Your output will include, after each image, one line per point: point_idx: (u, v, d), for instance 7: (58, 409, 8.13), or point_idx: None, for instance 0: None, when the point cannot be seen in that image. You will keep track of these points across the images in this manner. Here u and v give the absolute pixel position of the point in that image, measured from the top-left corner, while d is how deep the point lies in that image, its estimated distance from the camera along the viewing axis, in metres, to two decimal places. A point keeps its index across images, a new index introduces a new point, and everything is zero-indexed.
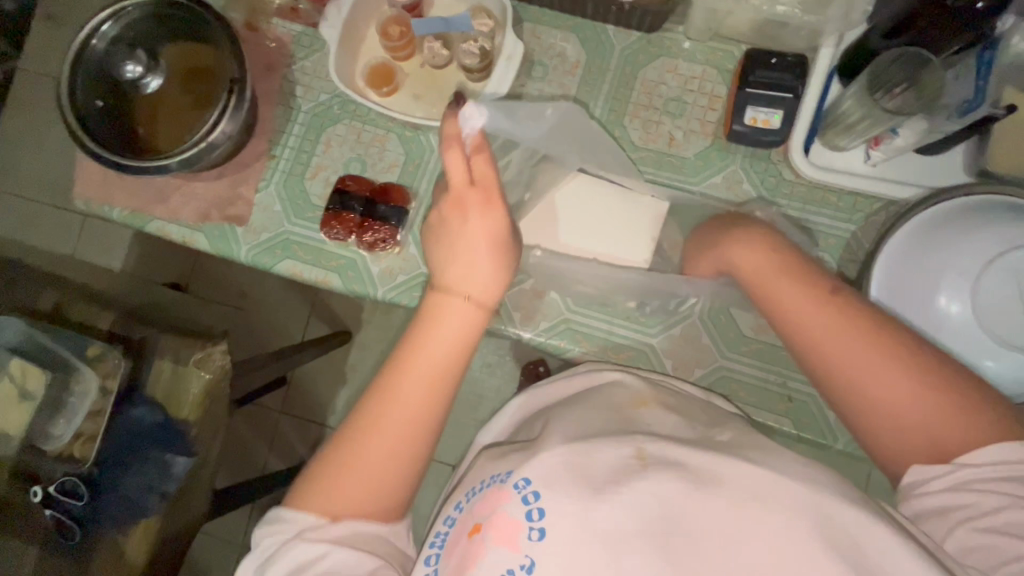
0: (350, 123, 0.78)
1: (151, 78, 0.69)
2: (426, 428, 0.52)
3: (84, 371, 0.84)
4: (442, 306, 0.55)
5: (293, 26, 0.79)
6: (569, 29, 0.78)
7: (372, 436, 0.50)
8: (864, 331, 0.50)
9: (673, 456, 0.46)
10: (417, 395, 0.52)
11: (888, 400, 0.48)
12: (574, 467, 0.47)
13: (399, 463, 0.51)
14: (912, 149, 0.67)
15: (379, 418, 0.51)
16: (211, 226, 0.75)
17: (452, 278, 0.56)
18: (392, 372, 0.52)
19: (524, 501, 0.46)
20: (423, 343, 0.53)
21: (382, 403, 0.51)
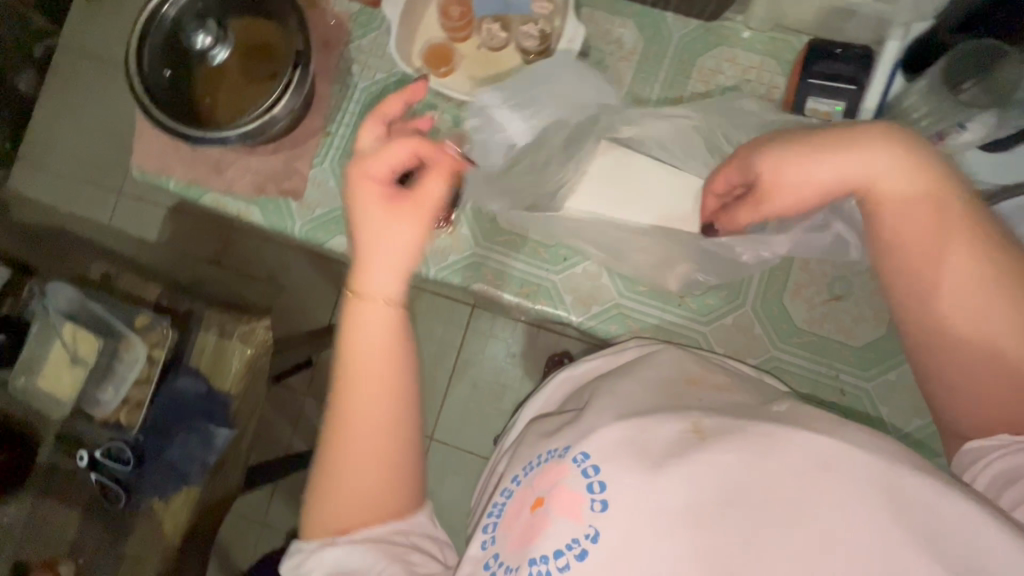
0: (405, 103, 0.78)
1: (219, 49, 0.69)
2: (398, 438, 0.45)
3: (132, 340, 0.86)
4: (355, 320, 0.43)
5: (351, 4, 0.79)
6: (627, 15, 0.78)
7: (347, 451, 0.45)
8: (969, 253, 0.44)
9: (727, 427, 0.42)
10: (374, 409, 0.44)
11: (989, 336, 0.43)
12: (632, 441, 0.44)
13: (383, 479, 0.46)
14: (978, 145, 0.66)
15: (344, 449, 0.45)
16: (266, 200, 0.76)
17: (372, 286, 0.44)
18: (338, 407, 0.44)
19: (586, 474, 0.43)
20: (354, 352, 0.44)
21: (339, 430, 0.45)
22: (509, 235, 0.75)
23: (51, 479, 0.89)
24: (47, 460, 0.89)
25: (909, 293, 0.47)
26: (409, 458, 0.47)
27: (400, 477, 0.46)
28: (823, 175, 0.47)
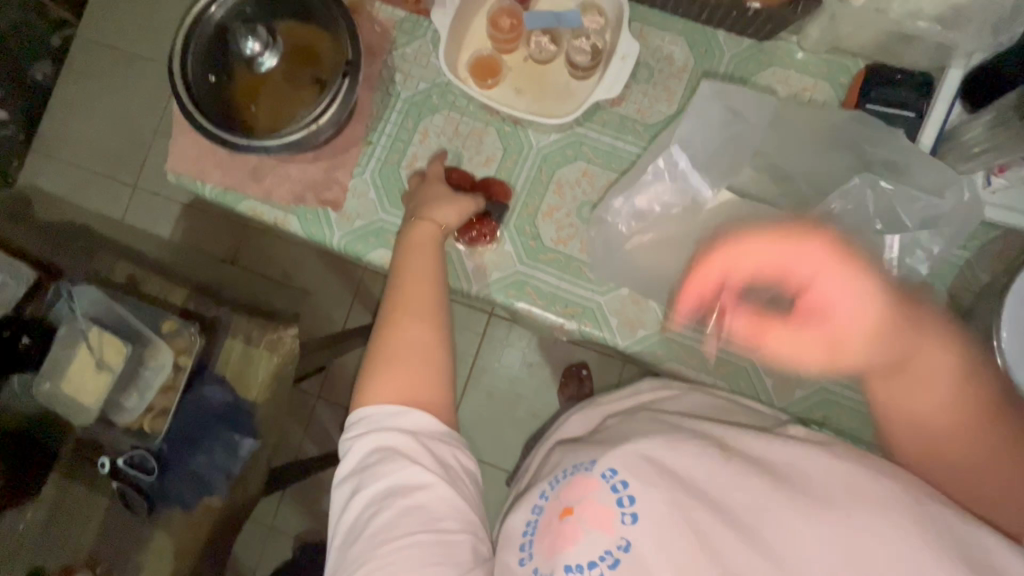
0: (448, 114, 0.76)
1: (267, 56, 0.66)
2: (437, 345, 0.54)
3: (161, 347, 0.84)
4: (414, 234, 0.61)
5: (396, 11, 0.77)
6: (678, 32, 0.76)
7: (393, 352, 0.53)
8: (926, 337, 0.50)
9: (754, 455, 0.46)
10: (420, 302, 0.56)
11: (933, 420, 0.49)
12: (656, 464, 0.47)
13: (421, 369, 0.53)
14: None
15: (395, 332, 0.54)
16: (305, 209, 0.75)
17: (431, 213, 0.63)
18: (391, 301, 0.56)
19: (614, 489, 0.46)
20: (407, 269, 0.58)
21: (395, 318, 0.55)
22: (553, 254, 0.73)
23: (70, 485, 0.87)
24: (66, 466, 0.87)
25: (887, 389, 0.52)
26: (445, 362, 0.54)
27: (435, 373, 0.53)
28: (766, 254, 0.55)
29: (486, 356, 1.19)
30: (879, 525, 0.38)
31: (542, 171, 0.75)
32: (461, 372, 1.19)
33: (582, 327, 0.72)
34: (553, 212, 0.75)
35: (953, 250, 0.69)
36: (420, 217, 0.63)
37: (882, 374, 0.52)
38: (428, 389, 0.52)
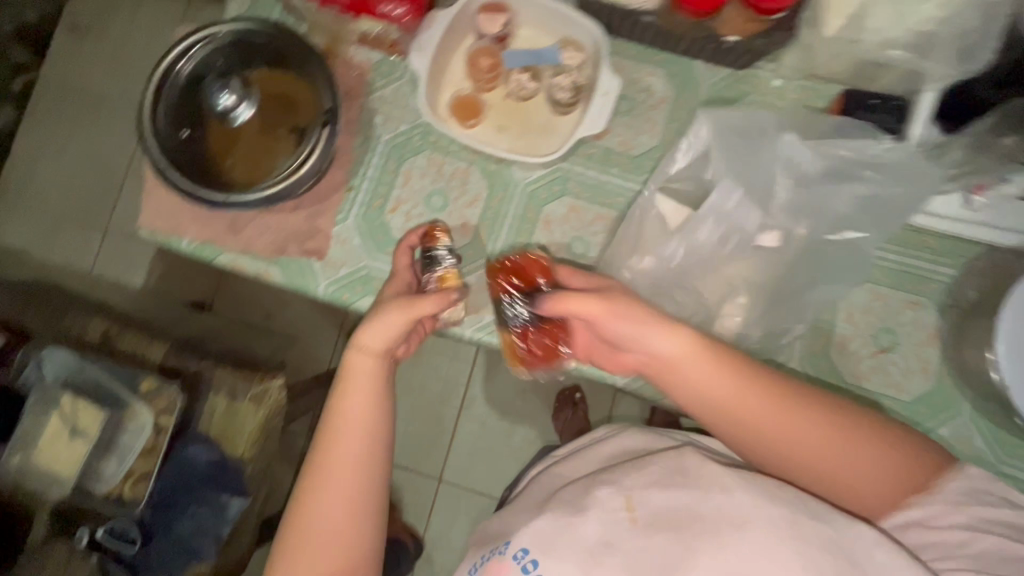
0: (430, 155, 0.75)
1: (243, 108, 0.65)
2: (364, 472, 0.56)
3: (139, 407, 0.79)
4: (351, 375, 0.58)
5: (373, 52, 0.76)
6: (656, 64, 0.76)
7: (332, 485, 0.55)
8: (693, 343, 0.55)
9: (659, 505, 0.51)
10: (337, 512, 0.55)
11: (798, 448, 0.53)
12: (562, 529, 0.52)
13: (340, 530, 0.55)
14: (1018, 196, 0.65)
15: (295, 553, 0.54)
16: (287, 259, 0.72)
17: (367, 338, 0.59)
18: (322, 439, 0.57)
19: (525, 568, 0.52)
20: (347, 398, 0.57)
21: (319, 463, 0.56)
22: None
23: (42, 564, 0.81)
24: (40, 544, 0.81)
25: (746, 420, 0.54)
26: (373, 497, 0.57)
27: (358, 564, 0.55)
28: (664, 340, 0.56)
29: (478, 388, 1.16)
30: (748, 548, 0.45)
31: (529, 209, 0.75)
32: (453, 407, 1.16)
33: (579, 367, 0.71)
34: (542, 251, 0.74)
35: (939, 267, 0.70)
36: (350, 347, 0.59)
37: (755, 416, 0.53)
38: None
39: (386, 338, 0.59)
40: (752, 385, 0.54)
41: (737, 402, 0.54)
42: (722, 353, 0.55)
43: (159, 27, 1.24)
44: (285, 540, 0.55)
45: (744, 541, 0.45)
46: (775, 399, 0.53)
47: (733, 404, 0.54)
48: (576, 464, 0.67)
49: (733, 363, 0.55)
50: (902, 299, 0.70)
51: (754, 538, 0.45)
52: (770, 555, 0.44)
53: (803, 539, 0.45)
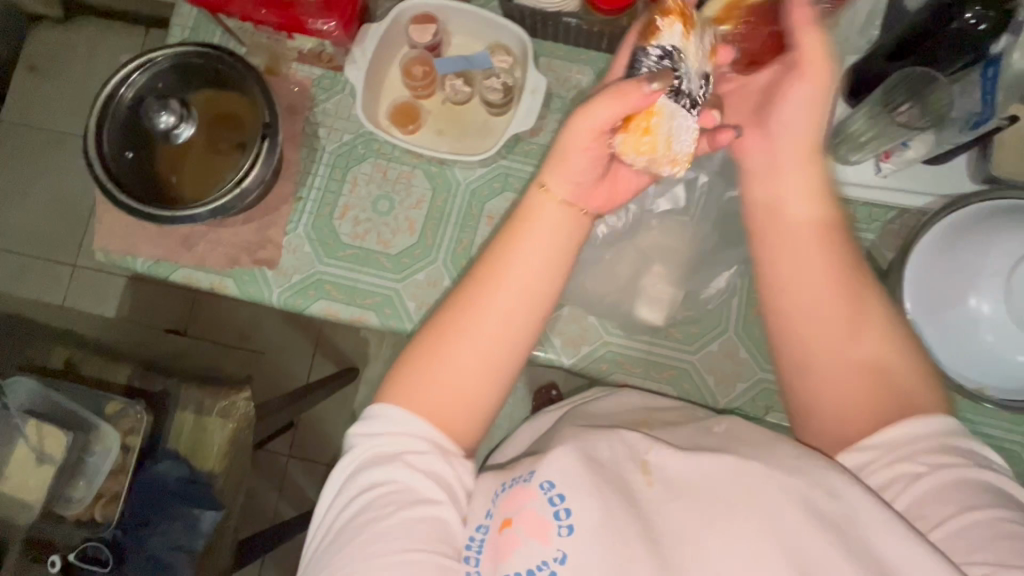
0: (374, 162, 0.78)
1: (183, 127, 0.67)
2: (505, 327, 0.50)
3: (106, 429, 0.80)
4: (532, 213, 0.52)
5: (313, 68, 0.79)
6: (585, 61, 0.80)
7: (468, 325, 0.50)
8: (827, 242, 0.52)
9: (678, 469, 0.46)
10: (489, 333, 0.50)
11: (816, 353, 0.50)
12: (592, 468, 0.46)
13: (473, 372, 0.50)
14: (920, 161, 0.70)
15: (445, 345, 0.50)
16: (240, 271, 0.75)
17: (557, 179, 0.51)
18: (490, 262, 0.51)
19: (551, 501, 0.45)
20: (524, 244, 0.51)
21: (470, 298, 0.50)
22: None
23: None
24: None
25: (807, 314, 0.51)
26: (518, 348, 0.52)
27: (467, 406, 0.50)
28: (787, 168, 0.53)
29: None
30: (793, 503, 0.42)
31: (472, 207, 0.78)
32: None
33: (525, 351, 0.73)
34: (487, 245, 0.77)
35: (859, 233, 0.74)
36: (536, 182, 0.52)
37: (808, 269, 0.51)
38: (457, 411, 0.50)
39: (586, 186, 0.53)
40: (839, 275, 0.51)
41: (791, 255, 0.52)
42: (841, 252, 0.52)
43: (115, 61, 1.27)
44: (426, 343, 0.51)
45: (758, 510, 0.41)
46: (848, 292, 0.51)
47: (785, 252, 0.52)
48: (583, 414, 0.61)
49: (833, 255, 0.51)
50: None
51: (773, 504, 0.41)
52: (794, 526, 0.41)
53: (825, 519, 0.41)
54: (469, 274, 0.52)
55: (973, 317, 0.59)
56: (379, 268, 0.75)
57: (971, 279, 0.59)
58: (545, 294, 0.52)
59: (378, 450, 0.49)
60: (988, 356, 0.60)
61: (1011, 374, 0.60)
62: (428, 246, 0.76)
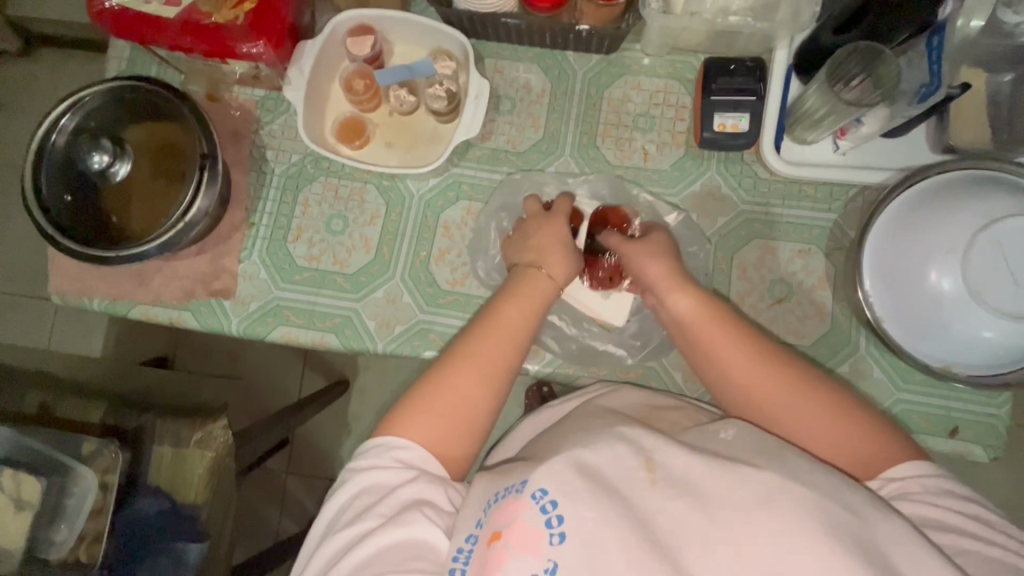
0: (325, 181, 0.77)
1: (119, 165, 0.66)
2: (502, 364, 0.55)
3: (81, 470, 0.79)
4: (526, 287, 0.61)
5: (254, 91, 0.78)
6: (530, 60, 0.78)
7: (470, 362, 0.55)
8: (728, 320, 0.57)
9: (687, 471, 0.44)
10: (487, 369, 0.55)
11: (789, 413, 0.52)
12: (589, 474, 0.44)
13: (467, 406, 0.53)
14: (878, 135, 0.69)
15: (450, 376, 0.54)
16: (197, 303, 0.74)
17: (543, 257, 0.63)
18: (488, 312, 0.59)
19: (543, 509, 0.43)
20: (510, 304, 0.59)
21: (468, 341, 0.56)
22: (452, 296, 0.74)
23: None
24: None
25: (752, 389, 0.54)
26: (510, 381, 0.56)
27: (466, 432, 0.53)
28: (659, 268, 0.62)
29: None
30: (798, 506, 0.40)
31: (427, 219, 0.76)
32: None
33: None
34: (445, 255, 0.75)
35: (821, 214, 0.73)
36: (533, 266, 0.62)
37: (740, 369, 0.54)
38: (457, 442, 0.53)
39: (568, 268, 0.63)
40: (763, 363, 0.54)
41: (719, 362, 0.56)
42: (755, 337, 0.56)
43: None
44: (431, 380, 0.54)
45: (770, 519, 0.40)
46: (774, 376, 0.53)
47: (720, 363, 0.56)
48: (578, 416, 0.59)
49: (735, 328, 0.56)
50: (790, 249, 0.73)
51: (784, 518, 0.40)
52: (800, 539, 0.39)
53: (834, 529, 0.39)
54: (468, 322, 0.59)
55: (934, 295, 0.57)
56: (336, 289, 0.74)
57: (928, 256, 0.58)
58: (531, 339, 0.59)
59: (377, 473, 0.51)
60: (956, 332, 0.58)
61: (979, 352, 0.58)
62: (384, 263, 0.75)
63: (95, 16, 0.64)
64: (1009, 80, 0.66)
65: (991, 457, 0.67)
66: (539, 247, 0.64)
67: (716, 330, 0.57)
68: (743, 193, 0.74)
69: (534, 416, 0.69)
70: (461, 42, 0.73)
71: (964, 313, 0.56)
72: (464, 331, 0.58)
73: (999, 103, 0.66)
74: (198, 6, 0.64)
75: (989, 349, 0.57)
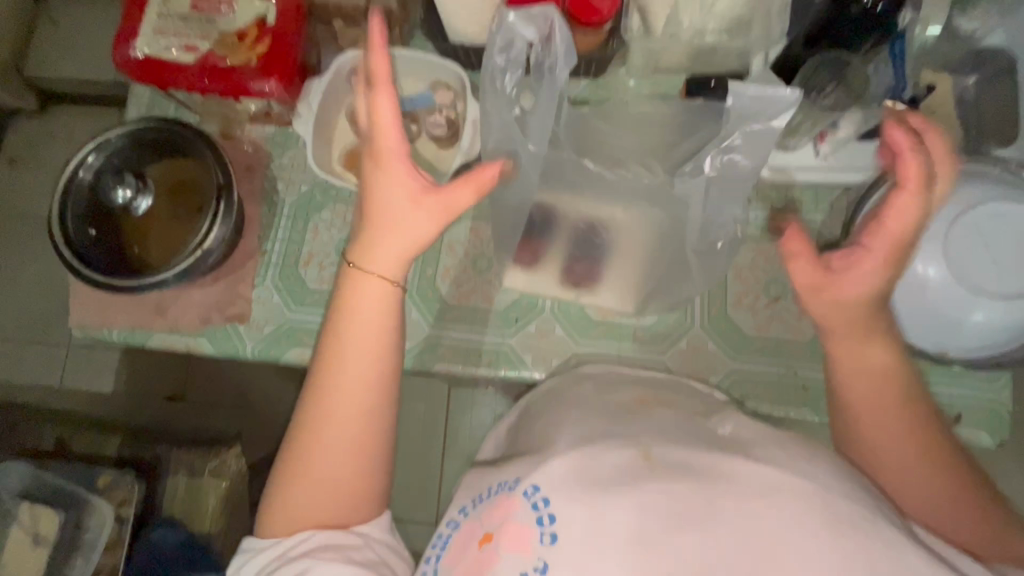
0: (334, 208, 0.81)
1: (141, 199, 0.70)
2: (361, 422, 0.49)
3: (98, 503, 0.80)
4: (355, 292, 0.49)
5: (265, 127, 0.83)
6: None
7: (324, 430, 0.48)
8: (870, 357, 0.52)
9: (676, 458, 0.45)
10: (348, 418, 0.49)
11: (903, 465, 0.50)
12: (585, 470, 0.45)
13: (333, 473, 0.49)
14: (856, 138, 0.72)
15: (313, 436, 0.49)
16: (213, 329, 0.76)
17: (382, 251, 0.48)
18: (331, 346, 0.49)
19: (535, 506, 0.44)
20: (350, 332, 0.49)
21: (322, 400, 0.49)
22: (459, 310, 0.76)
23: None
24: None
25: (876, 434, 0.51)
26: (383, 419, 0.50)
27: (345, 496, 0.50)
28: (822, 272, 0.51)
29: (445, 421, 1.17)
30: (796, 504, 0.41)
31: None
32: None
33: (499, 371, 0.75)
34: (450, 271, 0.78)
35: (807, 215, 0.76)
36: (356, 268, 0.49)
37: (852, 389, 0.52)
38: (336, 506, 0.50)
39: (394, 241, 0.48)
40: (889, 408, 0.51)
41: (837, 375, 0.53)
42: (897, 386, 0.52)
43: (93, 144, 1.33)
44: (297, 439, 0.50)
45: (767, 510, 0.40)
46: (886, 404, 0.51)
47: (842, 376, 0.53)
48: (580, 403, 0.59)
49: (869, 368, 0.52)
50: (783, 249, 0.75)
51: (776, 517, 0.40)
52: (801, 536, 0.39)
53: (832, 524, 0.40)
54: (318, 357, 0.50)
55: (920, 282, 0.59)
56: None
57: (912, 245, 0.60)
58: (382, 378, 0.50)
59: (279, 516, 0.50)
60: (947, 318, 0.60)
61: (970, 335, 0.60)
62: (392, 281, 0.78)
63: (121, 65, 0.70)
64: (973, 81, 0.71)
65: (999, 441, 0.68)
66: (374, 210, 0.49)
67: (841, 333, 0.52)
68: None
69: (532, 399, 0.69)
70: (517, 37, 0.58)
71: (954, 299, 0.58)
72: (313, 377, 0.50)
73: (965, 102, 0.71)
74: (215, 52, 0.70)
75: (982, 334, 0.59)
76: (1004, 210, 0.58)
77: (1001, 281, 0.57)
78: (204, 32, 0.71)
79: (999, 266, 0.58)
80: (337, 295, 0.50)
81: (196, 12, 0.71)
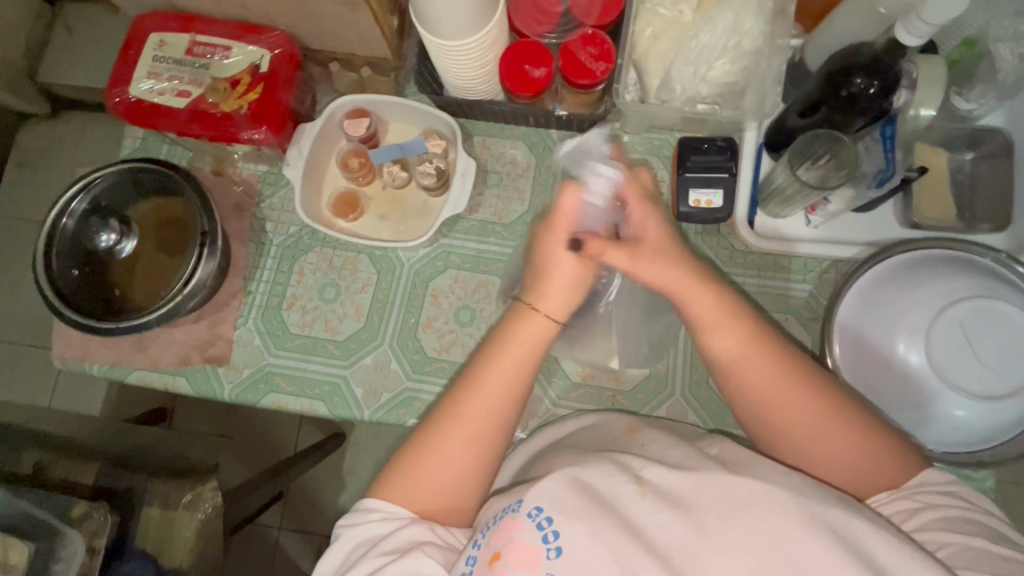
0: (320, 251, 0.80)
1: (125, 242, 0.71)
2: (494, 441, 0.53)
3: (69, 533, 0.77)
4: (518, 327, 0.55)
5: (257, 166, 0.83)
6: (516, 137, 0.82)
7: (461, 429, 0.52)
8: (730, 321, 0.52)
9: (671, 485, 0.44)
10: (477, 432, 0.53)
11: (805, 431, 0.50)
12: (585, 489, 0.45)
13: (462, 480, 0.52)
14: (848, 211, 0.72)
15: (440, 449, 0.52)
16: (192, 369, 0.77)
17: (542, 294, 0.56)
18: (478, 369, 0.54)
19: (540, 527, 0.43)
20: (500, 361, 0.54)
21: (464, 415, 0.53)
22: (438, 363, 0.76)
23: None
24: None
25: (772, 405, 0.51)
26: (501, 445, 0.54)
27: (464, 500, 0.53)
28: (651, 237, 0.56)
29: None
30: (788, 507, 0.41)
31: (416, 288, 0.79)
32: None
33: None
34: (432, 322, 0.77)
35: (797, 284, 0.74)
36: (526, 304, 0.56)
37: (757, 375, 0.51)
38: (448, 503, 0.52)
39: (557, 292, 0.56)
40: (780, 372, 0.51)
41: (734, 382, 0.53)
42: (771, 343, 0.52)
43: (102, 154, 1.28)
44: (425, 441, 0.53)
45: (755, 521, 0.40)
46: (799, 384, 0.50)
47: (736, 374, 0.52)
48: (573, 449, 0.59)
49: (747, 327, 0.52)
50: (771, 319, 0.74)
51: (763, 523, 0.40)
52: (793, 531, 0.40)
53: (816, 518, 0.40)
54: (461, 379, 0.55)
55: (904, 371, 0.59)
56: (327, 356, 0.77)
57: (893, 334, 0.60)
58: (523, 402, 0.55)
59: (363, 533, 0.50)
60: (929, 411, 0.58)
61: (948, 430, 0.59)
62: (373, 330, 0.77)
63: (112, 106, 0.71)
64: (970, 158, 0.70)
65: None
66: (543, 267, 0.57)
67: (701, 295, 0.53)
68: (722, 263, 0.75)
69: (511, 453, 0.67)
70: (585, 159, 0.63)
71: (932, 391, 0.58)
72: (461, 382, 0.55)
73: (960, 181, 0.70)
74: (207, 98, 0.71)
75: (964, 429, 0.59)
76: (991, 305, 0.57)
77: (982, 381, 0.57)
78: (196, 77, 0.72)
79: (983, 365, 0.57)
80: (494, 334, 0.56)
81: (190, 56, 0.72)
